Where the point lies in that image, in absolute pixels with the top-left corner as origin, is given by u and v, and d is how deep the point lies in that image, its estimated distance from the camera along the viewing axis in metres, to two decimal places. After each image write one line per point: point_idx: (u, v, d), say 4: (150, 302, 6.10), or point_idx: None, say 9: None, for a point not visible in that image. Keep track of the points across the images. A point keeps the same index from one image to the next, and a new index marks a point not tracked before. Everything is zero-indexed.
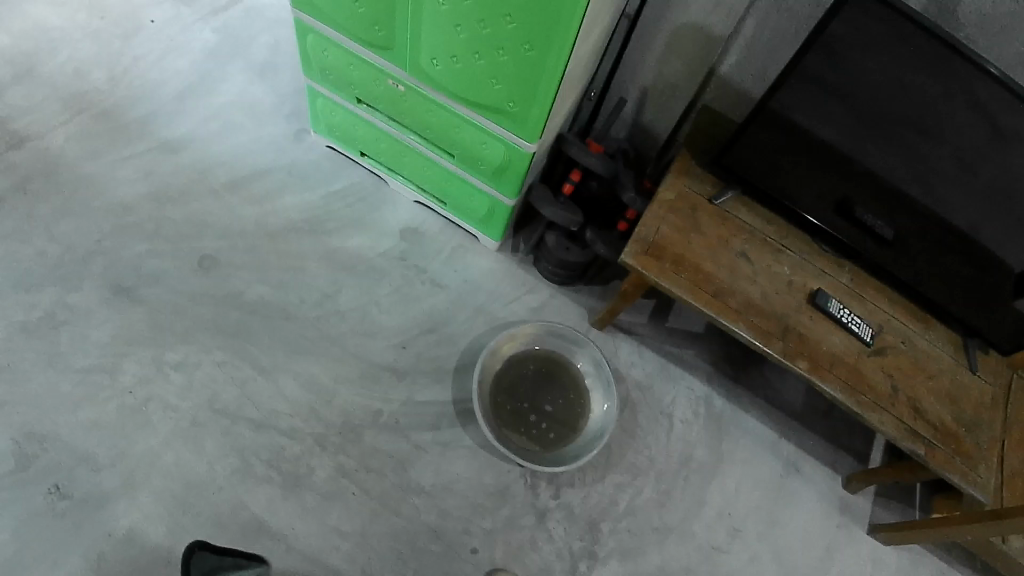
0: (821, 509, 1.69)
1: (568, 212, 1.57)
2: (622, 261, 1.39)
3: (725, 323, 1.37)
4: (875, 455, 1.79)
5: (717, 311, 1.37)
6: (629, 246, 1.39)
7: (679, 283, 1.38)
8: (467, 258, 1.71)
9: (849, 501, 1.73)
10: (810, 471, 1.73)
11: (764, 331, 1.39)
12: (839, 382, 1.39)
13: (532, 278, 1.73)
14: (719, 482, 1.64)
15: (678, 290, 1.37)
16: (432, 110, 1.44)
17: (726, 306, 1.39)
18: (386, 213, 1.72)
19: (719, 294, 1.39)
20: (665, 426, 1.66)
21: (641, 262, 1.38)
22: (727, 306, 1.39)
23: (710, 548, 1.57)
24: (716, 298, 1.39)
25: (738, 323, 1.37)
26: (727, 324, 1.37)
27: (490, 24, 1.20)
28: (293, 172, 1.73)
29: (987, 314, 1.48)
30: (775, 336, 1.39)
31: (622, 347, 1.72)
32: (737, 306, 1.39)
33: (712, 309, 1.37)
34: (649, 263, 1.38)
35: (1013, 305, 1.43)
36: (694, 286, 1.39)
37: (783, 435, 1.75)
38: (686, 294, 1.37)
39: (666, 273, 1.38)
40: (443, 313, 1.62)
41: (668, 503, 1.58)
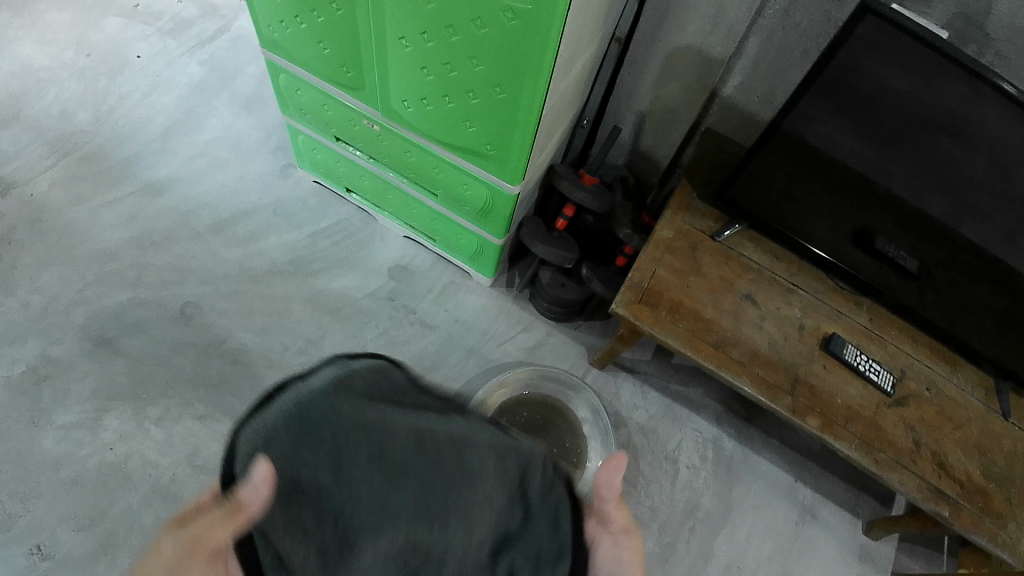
0: (841, 559, 1.59)
1: (561, 250, 1.47)
2: (612, 310, 1.27)
3: (726, 376, 1.25)
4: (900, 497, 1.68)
5: (716, 363, 1.25)
6: (621, 294, 1.27)
7: (675, 332, 1.26)
8: (458, 296, 1.65)
9: (872, 548, 1.62)
10: (828, 516, 1.63)
11: (769, 383, 1.26)
12: (854, 439, 1.27)
13: (528, 315, 1.65)
14: (728, 531, 1.56)
15: (673, 341, 1.25)
16: (409, 150, 1.38)
17: (727, 358, 1.26)
18: (374, 250, 1.68)
19: (720, 344, 1.27)
20: (669, 472, 1.58)
21: (632, 310, 1.26)
22: (727, 358, 1.26)
23: None
24: (716, 349, 1.27)
25: (740, 376, 1.25)
26: (728, 378, 1.25)
27: (456, 67, 1.13)
28: (279, 210, 1.71)
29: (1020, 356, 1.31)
30: (782, 389, 1.26)
31: (625, 387, 1.63)
32: (740, 357, 1.27)
33: (712, 361, 1.25)
34: (642, 312, 1.26)
35: None
36: (691, 335, 1.27)
37: (800, 479, 1.65)
38: (683, 346, 1.25)
39: (661, 322, 1.26)
40: (433, 355, 1.57)
41: (672, 557, 1.51)
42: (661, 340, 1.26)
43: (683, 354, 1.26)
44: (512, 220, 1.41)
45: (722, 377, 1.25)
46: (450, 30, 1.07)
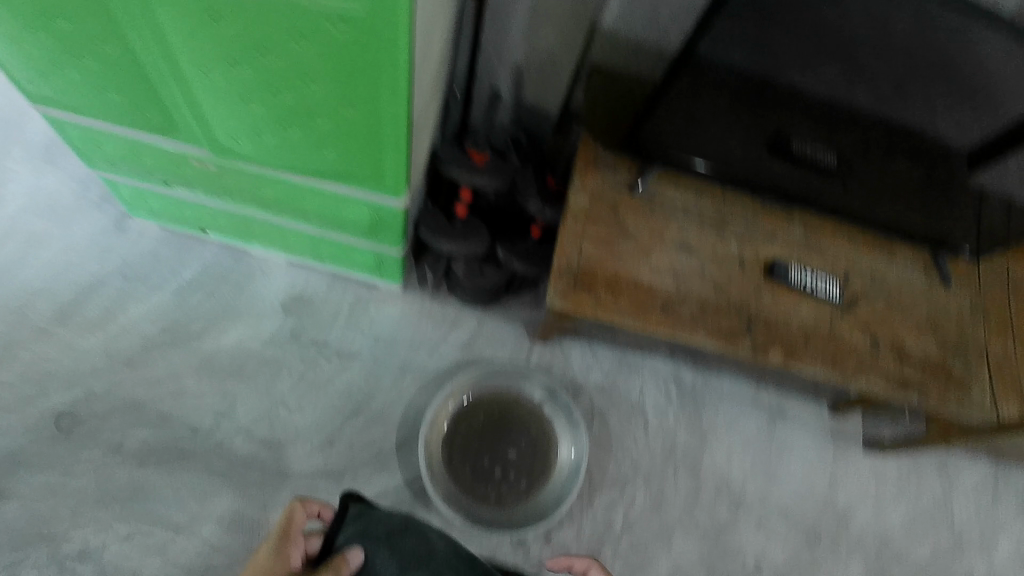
0: (816, 449, 1.67)
1: (470, 242, 1.29)
2: (549, 307, 1.14)
3: (684, 338, 1.16)
4: None
5: (671, 329, 1.15)
6: (553, 286, 1.13)
7: (620, 311, 1.14)
8: (370, 311, 1.49)
9: (841, 426, 1.70)
10: (795, 411, 1.68)
11: (728, 332, 1.18)
12: (818, 359, 1.23)
13: (452, 309, 1.52)
14: (708, 458, 1.57)
15: (620, 319, 1.14)
16: (261, 183, 1.14)
17: (679, 319, 1.17)
18: (257, 288, 1.49)
19: (669, 307, 1.17)
20: (639, 422, 1.54)
21: (570, 300, 1.13)
22: (680, 318, 1.17)
23: (716, 531, 1.52)
24: (665, 313, 1.16)
25: (697, 334, 1.16)
26: (686, 340, 1.16)
27: (288, 93, 0.90)
28: (130, 274, 1.47)
29: (949, 211, 1.29)
30: (740, 334, 1.19)
31: (573, 353, 1.56)
32: (692, 314, 1.18)
33: (665, 327, 1.15)
34: (581, 299, 1.13)
35: (978, 201, 1.24)
36: (637, 307, 1.16)
37: (761, 385, 1.68)
38: (632, 322, 1.14)
39: (602, 303, 1.14)
40: (364, 386, 1.43)
41: (664, 503, 1.50)
42: (607, 321, 1.14)
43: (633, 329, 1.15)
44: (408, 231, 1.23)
45: (680, 341, 1.16)
46: (266, 53, 0.83)
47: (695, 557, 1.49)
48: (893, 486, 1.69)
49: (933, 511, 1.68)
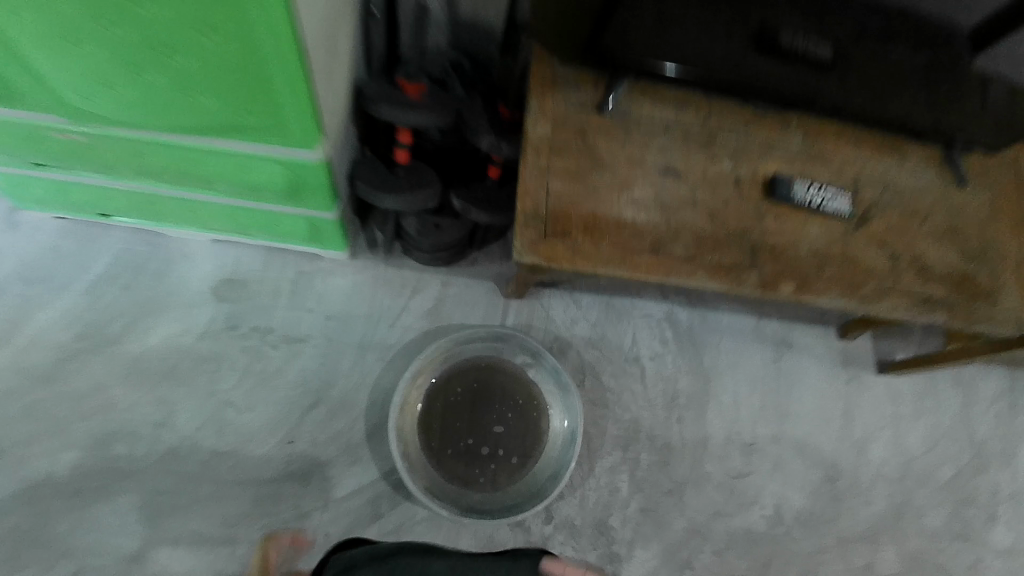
0: (827, 377, 1.55)
1: (419, 193, 1.09)
2: (517, 261, 0.94)
3: (680, 281, 0.98)
4: None
5: (663, 272, 0.97)
6: (520, 236, 0.93)
7: (602, 257, 0.96)
8: (316, 285, 1.29)
9: (849, 350, 1.58)
10: (801, 339, 1.55)
11: (730, 267, 1.00)
12: (833, 286, 1.06)
13: (411, 273, 1.32)
14: (715, 402, 1.42)
15: (603, 267, 0.96)
16: (144, 151, 0.92)
17: (671, 258, 0.98)
18: (181, 275, 1.28)
19: (659, 246, 0.98)
20: (636, 373, 1.38)
21: (541, 251, 0.94)
22: (673, 257, 0.98)
23: (731, 480, 1.40)
24: (656, 253, 0.98)
25: (695, 275, 0.98)
26: (683, 283, 0.98)
27: (127, 22, 0.67)
28: (31, 275, 1.25)
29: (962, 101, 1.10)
30: (744, 268, 1.01)
31: (554, 306, 1.37)
32: (686, 251, 0.99)
33: (658, 270, 0.97)
34: (555, 248, 0.94)
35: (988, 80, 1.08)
36: (621, 250, 0.97)
37: (763, 315, 1.53)
38: (618, 269, 0.96)
39: (580, 250, 0.95)
40: (320, 373, 1.24)
41: (672, 458, 1.36)
42: (588, 271, 0.95)
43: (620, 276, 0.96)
44: (338, 189, 1.02)
45: (675, 284, 0.98)
46: None
47: (711, 510, 1.37)
48: (911, 406, 1.58)
49: (954, 427, 1.58)
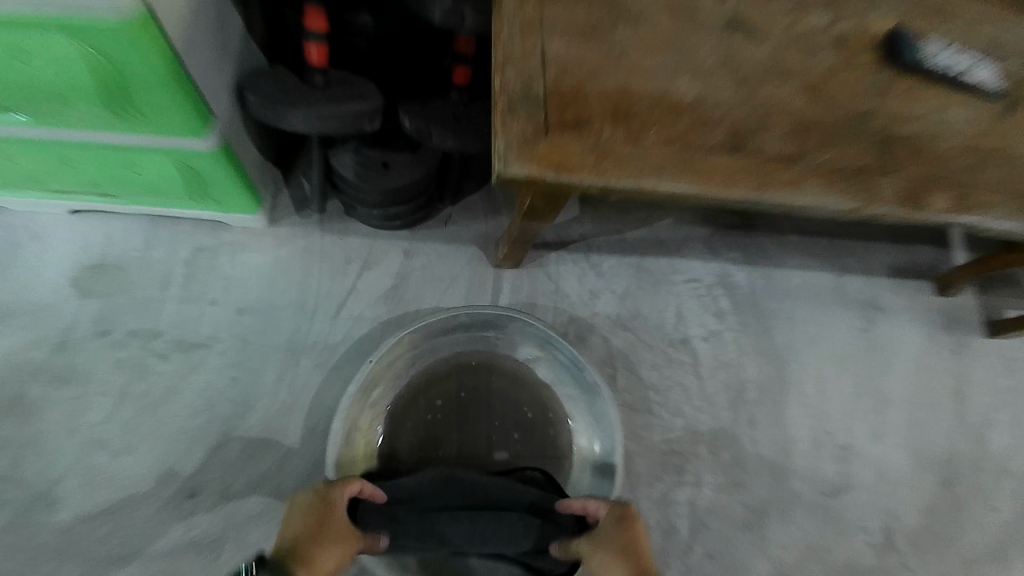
0: (932, 347, 1.15)
1: (347, 109, 0.71)
2: (501, 180, 0.54)
3: (780, 199, 0.58)
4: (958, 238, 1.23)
5: (751, 184, 0.57)
6: (503, 132, 0.53)
7: (647, 162, 0.56)
8: (222, 266, 0.89)
9: (956, 311, 1.19)
10: (892, 301, 1.17)
11: (853, 172, 0.61)
12: (1011, 199, 0.65)
13: (358, 241, 0.92)
14: (794, 394, 1.04)
15: (652, 181, 0.55)
16: None
17: (760, 161, 0.59)
18: (29, 263, 0.89)
19: (738, 143, 0.58)
20: (686, 362, 0.99)
21: (543, 156, 0.54)
22: (764, 160, 0.59)
23: (825, 499, 1.02)
24: (735, 154, 0.58)
25: (802, 187, 0.58)
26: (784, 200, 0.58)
27: None
28: None
29: None
30: (873, 174, 0.62)
31: (567, 276, 0.98)
32: (782, 149, 0.60)
33: (743, 181, 0.57)
34: (567, 149, 0.54)
35: None
36: (680, 151, 0.57)
37: (844, 272, 1.14)
38: (677, 182, 0.56)
39: (612, 152, 0.55)
40: (231, 392, 0.85)
41: (744, 477, 0.98)
42: (627, 189, 0.55)
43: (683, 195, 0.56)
44: (202, 92, 0.64)
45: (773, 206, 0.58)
46: None
47: (801, 544, 0.99)
48: None
49: None
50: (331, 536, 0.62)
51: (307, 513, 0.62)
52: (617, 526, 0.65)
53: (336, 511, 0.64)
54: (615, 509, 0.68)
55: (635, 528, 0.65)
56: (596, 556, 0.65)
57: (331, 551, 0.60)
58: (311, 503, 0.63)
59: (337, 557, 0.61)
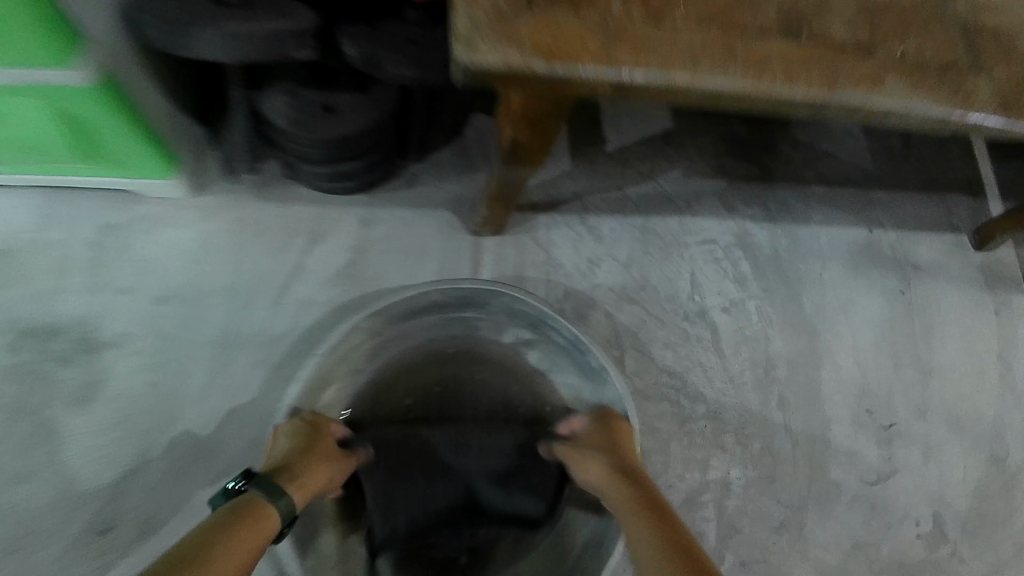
0: (981, 308, 0.96)
1: (274, 28, 0.55)
2: (461, 76, 0.42)
3: (855, 99, 0.45)
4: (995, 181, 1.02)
5: (814, 81, 0.44)
6: (465, 5, 0.41)
7: (677, 47, 0.43)
8: (138, 249, 0.73)
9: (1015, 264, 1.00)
10: (928, 257, 0.97)
11: (948, 67, 0.47)
12: None
13: (304, 210, 0.76)
14: (830, 369, 0.88)
15: (685, 70, 0.43)
16: None
17: (829, 50, 0.46)
18: None
19: (801, 28, 0.46)
20: (704, 338, 0.84)
21: (529, 33, 0.41)
22: (830, 46, 0.46)
23: (869, 489, 0.86)
24: (790, 37, 0.45)
25: (879, 84, 0.46)
26: (855, 101, 0.45)
27: None
28: None
29: None
30: (975, 68, 0.48)
31: (559, 242, 0.82)
32: (854, 38, 0.47)
33: (807, 74, 0.45)
34: (566, 28, 0.42)
35: None
36: (721, 37, 0.44)
37: (877, 225, 0.96)
38: (720, 74, 0.43)
39: (627, 33, 0.43)
40: (152, 399, 0.70)
41: (778, 470, 0.82)
42: (654, 82, 0.42)
43: (730, 92, 0.44)
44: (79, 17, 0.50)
45: (848, 107, 0.45)
46: None
47: (845, 543, 0.83)
48: None
49: None
50: (322, 453, 0.57)
51: (294, 437, 0.58)
52: (603, 426, 0.63)
53: (323, 433, 0.60)
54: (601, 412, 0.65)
55: (620, 428, 0.63)
56: (574, 452, 0.61)
57: (323, 464, 0.56)
58: (296, 427, 0.59)
59: (332, 469, 0.57)
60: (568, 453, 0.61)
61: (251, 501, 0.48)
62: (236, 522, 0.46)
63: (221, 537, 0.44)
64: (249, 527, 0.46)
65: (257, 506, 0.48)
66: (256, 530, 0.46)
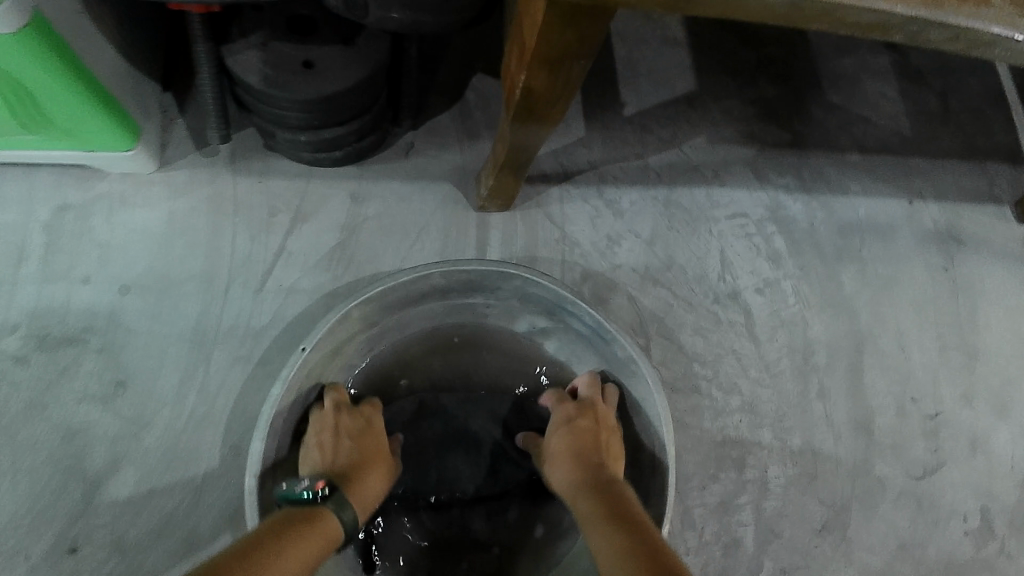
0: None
1: None
2: None
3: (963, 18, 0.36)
4: None
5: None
6: None
7: None
8: (102, 232, 0.65)
9: None
10: (971, 229, 0.86)
11: None
12: None
13: (287, 185, 0.67)
14: (875, 354, 0.79)
15: None
16: None
17: None
18: None
19: None
20: (735, 323, 0.76)
21: None
22: None
23: (915, 484, 0.76)
24: None
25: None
26: (955, 20, 0.36)
27: None
28: None
29: None
30: None
31: (574, 218, 0.73)
32: None
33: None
34: None
35: None
36: None
37: (919, 195, 0.86)
38: None
39: None
40: (120, 401, 0.61)
41: (821, 466, 0.74)
42: None
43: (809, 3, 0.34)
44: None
45: (949, 29, 0.37)
46: None
47: (896, 546, 0.74)
48: None
49: None
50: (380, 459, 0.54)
51: (350, 436, 0.54)
52: (558, 428, 0.57)
53: (378, 433, 0.56)
54: (566, 403, 0.59)
55: (578, 424, 0.56)
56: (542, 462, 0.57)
57: (382, 476, 0.53)
58: (353, 424, 0.55)
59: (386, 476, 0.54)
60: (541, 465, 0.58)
61: (324, 517, 0.44)
62: (310, 540, 0.42)
63: (292, 556, 0.40)
64: (319, 548, 0.42)
65: (329, 524, 0.44)
66: (321, 549, 0.43)
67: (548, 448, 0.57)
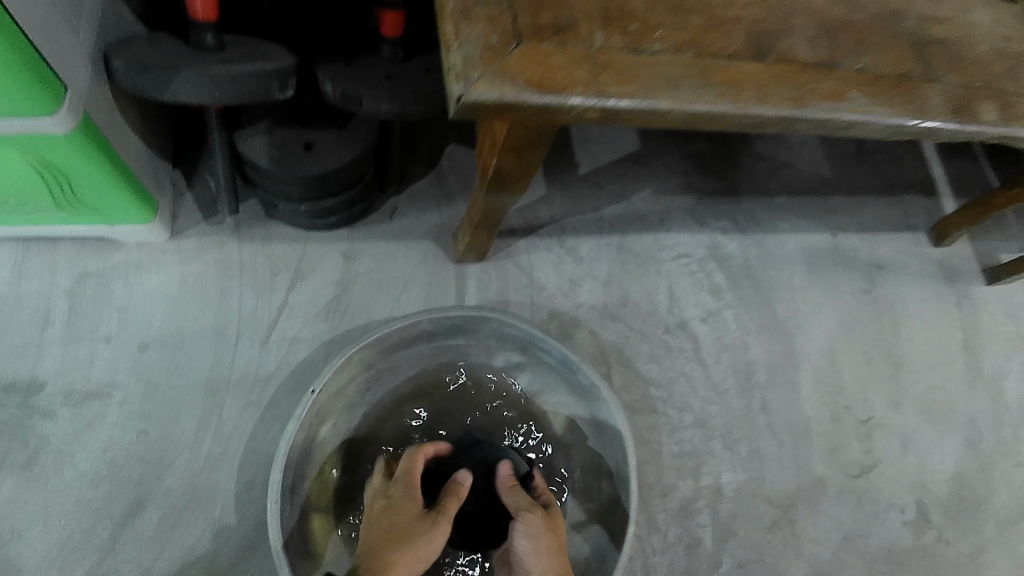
0: (942, 302, 0.98)
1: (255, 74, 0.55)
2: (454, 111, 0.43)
3: (824, 112, 0.48)
4: (947, 178, 1.06)
5: (781, 99, 0.48)
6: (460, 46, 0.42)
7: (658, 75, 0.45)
8: (121, 295, 0.73)
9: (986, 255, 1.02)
10: (888, 256, 0.99)
11: (895, 80, 0.51)
12: None
13: (285, 247, 0.77)
14: (809, 370, 0.91)
15: (668, 94, 0.45)
16: None
17: (793, 68, 0.49)
18: None
19: (765, 49, 0.49)
20: (684, 347, 0.86)
21: (517, 68, 0.43)
22: (794, 65, 0.49)
23: (852, 481, 0.87)
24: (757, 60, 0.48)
25: (838, 99, 0.49)
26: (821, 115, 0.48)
27: None
28: None
29: None
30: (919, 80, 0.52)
31: (541, 264, 0.84)
32: (812, 56, 0.50)
33: (779, 92, 0.48)
34: (552, 64, 0.44)
35: None
36: (699, 60, 0.47)
37: (840, 229, 0.99)
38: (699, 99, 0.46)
39: (614, 62, 0.45)
40: (141, 447, 0.69)
41: (767, 471, 0.84)
42: (644, 108, 0.45)
43: (709, 115, 0.46)
44: (36, 45, 0.49)
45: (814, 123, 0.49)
46: None
47: (839, 538, 0.84)
48: None
49: None
50: (399, 529, 0.58)
51: (375, 517, 0.60)
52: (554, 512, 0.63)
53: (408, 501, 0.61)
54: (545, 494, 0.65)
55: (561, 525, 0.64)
56: (547, 526, 0.60)
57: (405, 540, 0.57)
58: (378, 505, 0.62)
59: (420, 536, 0.58)
60: (543, 527, 0.60)
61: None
62: None
63: None
64: None
65: None
66: None
67: (553, 524, 0.61)
